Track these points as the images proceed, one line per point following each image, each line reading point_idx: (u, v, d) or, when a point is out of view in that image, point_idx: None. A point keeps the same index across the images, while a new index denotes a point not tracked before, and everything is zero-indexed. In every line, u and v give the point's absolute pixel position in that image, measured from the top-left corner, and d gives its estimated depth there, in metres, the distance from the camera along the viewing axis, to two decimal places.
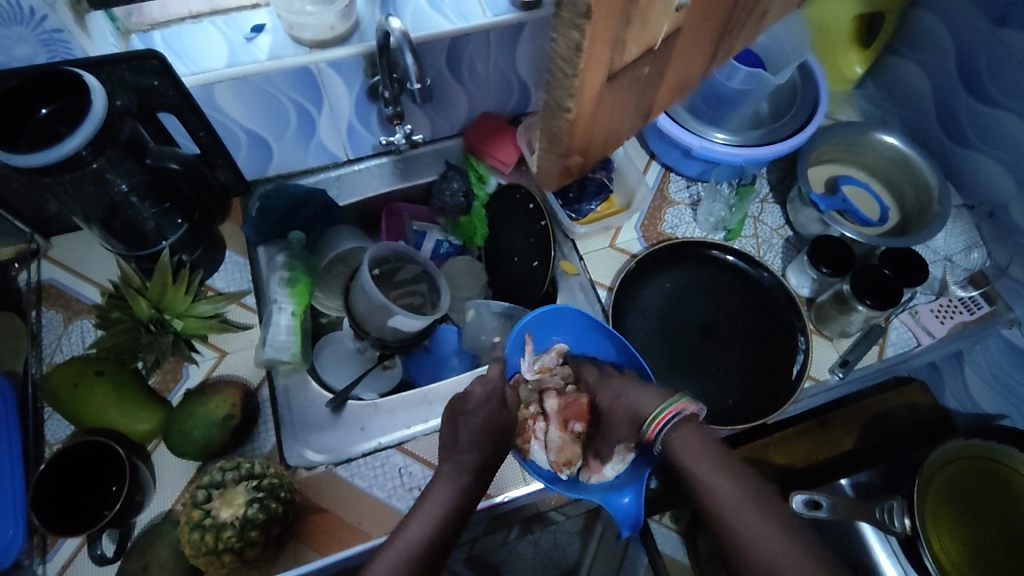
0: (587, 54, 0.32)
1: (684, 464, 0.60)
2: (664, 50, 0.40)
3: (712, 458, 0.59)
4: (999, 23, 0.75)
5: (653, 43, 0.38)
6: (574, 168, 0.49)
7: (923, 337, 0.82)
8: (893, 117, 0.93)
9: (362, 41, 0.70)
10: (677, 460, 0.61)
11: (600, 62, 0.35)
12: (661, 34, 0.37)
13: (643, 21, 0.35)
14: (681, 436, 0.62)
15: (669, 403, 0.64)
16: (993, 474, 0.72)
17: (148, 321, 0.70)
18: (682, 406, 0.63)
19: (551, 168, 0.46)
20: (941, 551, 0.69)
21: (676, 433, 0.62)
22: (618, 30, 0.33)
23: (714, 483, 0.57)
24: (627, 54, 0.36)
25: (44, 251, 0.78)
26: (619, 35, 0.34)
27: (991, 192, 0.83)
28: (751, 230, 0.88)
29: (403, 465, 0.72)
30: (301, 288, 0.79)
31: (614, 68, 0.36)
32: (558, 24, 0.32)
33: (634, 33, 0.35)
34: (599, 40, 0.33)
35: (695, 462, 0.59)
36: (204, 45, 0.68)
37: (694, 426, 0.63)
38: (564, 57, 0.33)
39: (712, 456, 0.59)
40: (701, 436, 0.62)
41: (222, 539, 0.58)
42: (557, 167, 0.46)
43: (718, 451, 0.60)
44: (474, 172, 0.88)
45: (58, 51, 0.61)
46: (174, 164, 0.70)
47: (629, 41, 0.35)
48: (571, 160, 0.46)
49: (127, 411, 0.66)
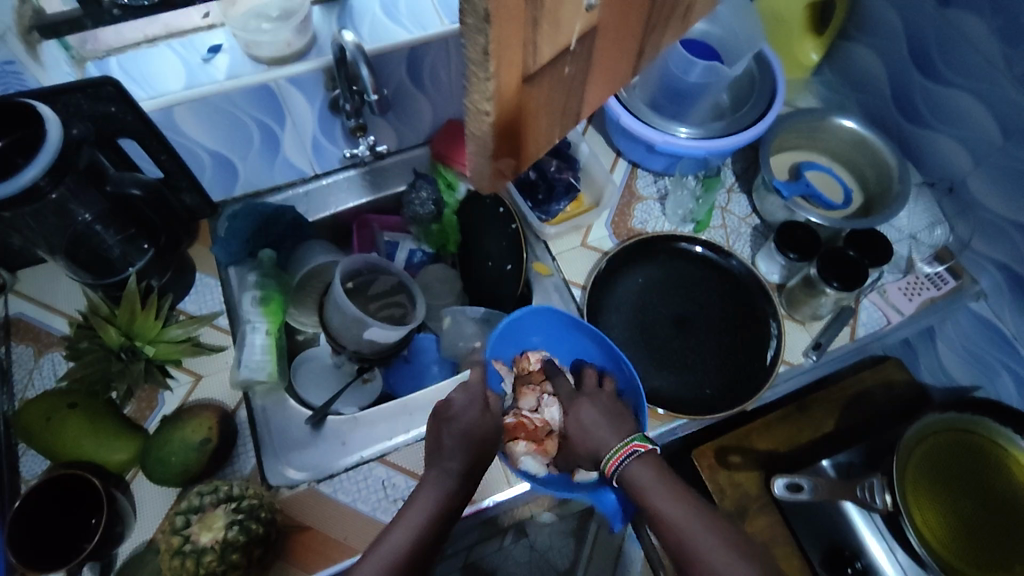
0: (496, 59, 0.30)
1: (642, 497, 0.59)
2: (584, 49, 0.36)
3: (672, 492, 0.58)
4: (944, 4, 0.77)
5: (569, 43, 0.34)
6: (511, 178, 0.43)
7: (893, 316, 0.83)
8: (851, 100, 0.94)
9: (320, 56, 0.70)
10: (635, 495, 0.59)
11: (513, 65, 0.32)
12: (577, 34, 0.34)
13: (555, 19, 0.31)
14: (638, 469, 0.60)
15: (628, 440, 0.63)
16: (969, 445, 0.73)
17: (119, 349, 0.69)
18: (639, 443, 0.62)
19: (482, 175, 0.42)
20: (924, 526, 0.70)
21: (634, 469, 0.60)
22: (527, 29, 0.30)
23: (684, 530, 0.56)
24: (542, 55, 0.33)
25: (10, 285, 0.77)
26: (530, 36, 0.31)
27: (950, 169, 0.84)
28: (720, 220, 0.89)
29: (386, 477, 0.71)
30: (274, 308, 0.79)
31: (530, 71, 0.33)
32: (463, 30, 0.29)
33: (546, 34, 0.32)
34: (509, 43, 0.30)
35: (654, 495, 0.58)
36: (161, 69, 0.68)
37: (649, 460, 0.61)
38: (476, 62, 0.31)
39: (668, 488, 0.58)
40: (655, 468, 0.60)
41: (203, 564, 0.57)
42: (490, 174, 0.41)
43: (675, 484, 0.59)
44: (443, 179, 0.87)
45: (11, 83, 0.62)
46: (136, 190, 0.72)
47: (542, 43, 0.32)
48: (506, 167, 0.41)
49: (101, 442, 0.66)
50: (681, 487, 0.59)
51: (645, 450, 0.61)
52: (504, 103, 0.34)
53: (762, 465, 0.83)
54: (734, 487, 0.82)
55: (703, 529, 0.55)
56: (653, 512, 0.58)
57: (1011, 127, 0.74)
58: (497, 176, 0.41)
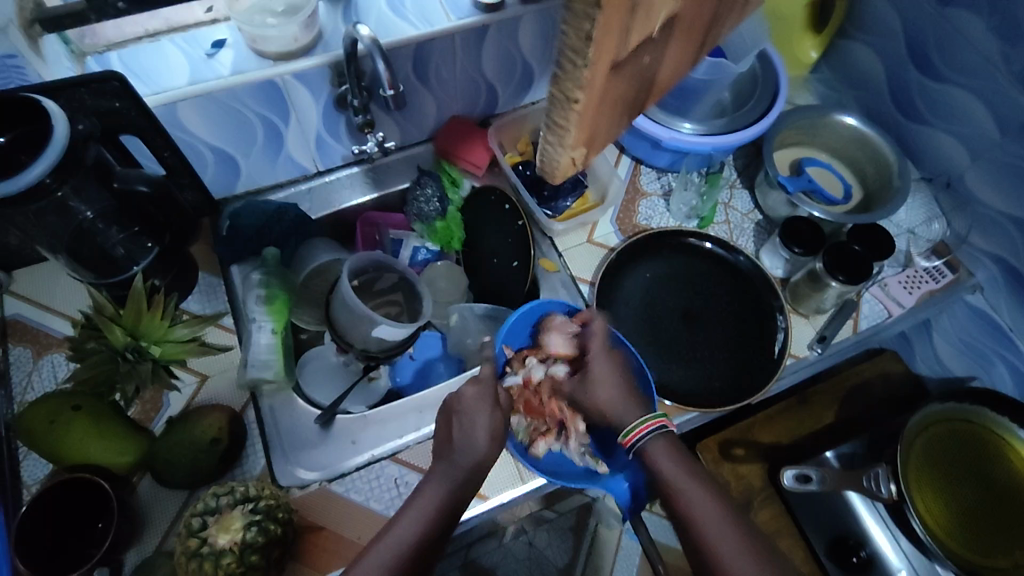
0: (598, 45, 0.30)
1: (659, 470, 0.61)
2: (663, 38, 0.37)
3: (689, 475, 0.60)
4: (943, 2, 0.78)
5: (654, 31, 0.35)
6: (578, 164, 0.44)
7: (894, 308, 0.84)
8: (849, 98, 0.96)
9: (327, 51, 0.70)
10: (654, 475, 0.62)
11: (608, 51, 0.32)
12: (661, 23, 0.35)
13: (647, 11, 0.32)
14: (656, 446, 0.62)
15: (652, 415, 0.64)
16: (968, 434, 0.75)
17: (124, 350, 0.67)
18: (657, 421, 0.64)
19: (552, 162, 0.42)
20: (929, 516, 0.71)
21: (653, 446, 0.63)
22: (625, 18, 0.31)
23: (696, 511, 0.58)
24: (630, 42, 0.33)
25: (6, 286, 0.75)
26: (626, 24, 0.31)
27: (947, 164, 0.86)
28: (723, 215, 0.89)
29: (399, 475, 0.71)
30: (279, 306, 0.77)
31: (620, 58, 0.34)
32: (568, 16, 0.30)
33: (638, 23, 0.32)
34: (610, 29, 0.30)
35: (672, 478, 0.60)
36: (164, 64, 0.66)
37: (670, 438, 0.64)
38: (575, 49, 0.31)
39: (684, 466, 0.61)
40: (675, 446, 0.63)
41: (222, 566, 0.56)
42: (562, 163, 0.42)
43: (689, 462, 0.62)
44: (447, 176, 0.88)
45: (11, 78, 0.60)
46: (143, 187, 0.68)
47: (633, 30, 0.33)
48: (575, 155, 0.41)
49: (109, 446, 0.64)
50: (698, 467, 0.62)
51: (664, 427, 0.63)
52: (593, 89, 0.34)
53: (766, 458, 0.84)
54: (738, 480, 0.83)
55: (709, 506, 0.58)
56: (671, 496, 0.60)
57: (1008, 124, 0.76)
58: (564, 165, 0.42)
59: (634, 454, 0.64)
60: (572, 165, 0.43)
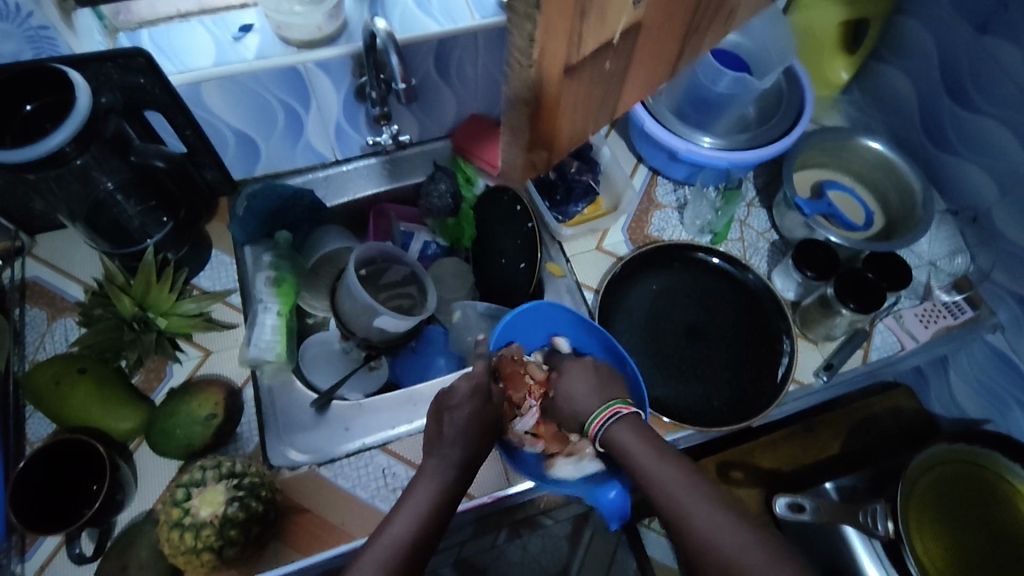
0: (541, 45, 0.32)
1: (628, 455, 0.61)
2: (624, 44, 0.39)
3: (657, 454, 0.60)
4: (981, 30, 0.76)
5: (613, 37, 0.37)
6: (540, 165, 0.48)
7: (907, 340, 0.82)
8: (877, 122, 0.94)
9: (350, 41, 0.70)
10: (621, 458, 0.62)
11: (556, 54, 0.34)
12: (619, 29, 0.37)
13: (600, 14, 0.34)
14: (621, 431, 0.63)
15: (610, 404, 0.65)
16: (978, 480, 0.73)
17: (132, 319, 0.70)
18: (620, 406, 0.65)
19: (513, 160, 0.46)
20: (927, 558, 0.69)
21: (617, 430, 0.63)
22: (575, 21, 0.33)
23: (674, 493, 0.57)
24: (585, 47, 0.36)
25: (29, 249, 0.78)
26: (576, 27, 0.34)
27: (975, 198, 0.83)
28: (737, 233, 0.88)
29: (386, 465, 0.71)
30: (287, 289, 0.79)
31: (574, 60, 0.36)
32: (513, 19, 0.31)
33: (591, 26, 0.35)
34: (556, 31, 0.32)
35: (638, 457, 0.60)
36: (192, 44, 0.68)
37: (633, 420, 0.64)
38: (519, 49, 0.32)
39: (653, 448, 0.60)
40: (637, 430, 0.63)
41: (201, 537, 0.58)
42: (520, 161, 0.45)
43: (657, 443, 0.62)
44: (462, 173, 0.88)
45: (44, 48, 0.61)
46: (160, 162, 0.70)
47: (586, 35, 0.35)
48: (535, 156, 0.44)
49: (110, 409, 0.66)
50: (665, 448, 0.61)
51: (627, 411, 0.64)
52: (547, 88, 0.37)
53: (763, 483, 0.82)
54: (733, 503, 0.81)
55: (683, 486, 0.58)
56: (639, 474, 0.60)
57: None
58: (528, 162, 0.44)
59: (601, 442, 0.65)
60: (535, 163, 0.46)
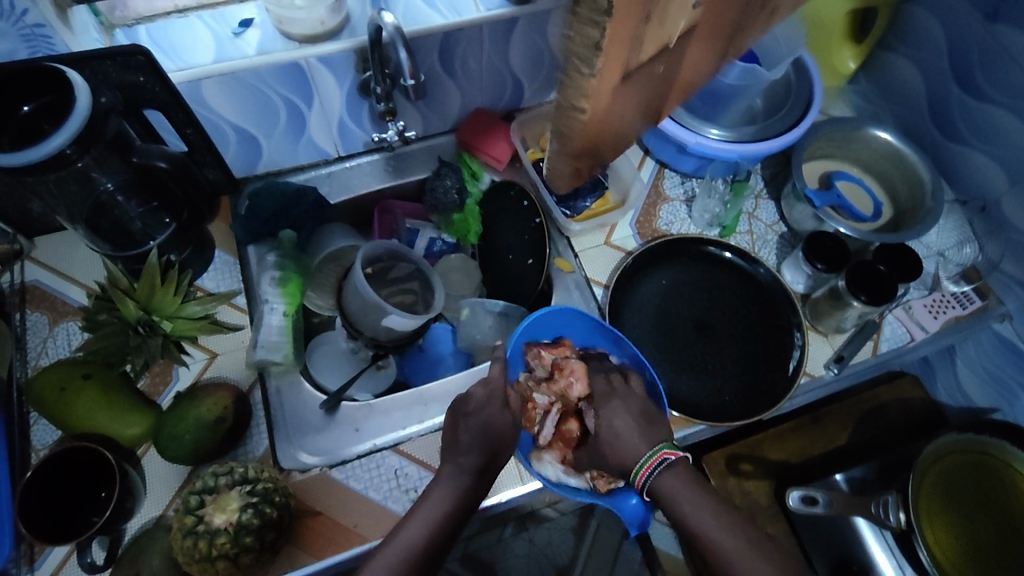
0: (605, 52, 0.32)
1: (677, 509, 0.60)
2: (678, 45, 0.40)
3: (707, 505, 0.60)
4: (992, 19, 0.75)
5: (669, 40, 0.38)
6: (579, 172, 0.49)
7: (916, 332, 0.82)
8: (886, 112, 0.93)
9: (352, 36, 0.69)
10: (670, 510, 0.61)
11: (618, 60, 0.35)
12: (677, 32, 0.38)
13: (660, 18, 0.35)
14: (669, 483, 0.61)
15: (658, 448, 0.62)
16: (990, 469, 0.72)
17: (137, 324, 0.67)
18: (670, 451, 0.62)
19: (557, 168, 0.46)
20: (937, 547, 0.70)
21: (666, 485, 0.61)
22: (637, 26, 0.33)
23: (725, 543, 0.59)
24: (643, 51, 0.36)
25: (27, 252, 0.76)
26: (637, 32, 0.34)
27: (984, 188, 0.83)
28: (746, 226, 0.87)
29: (398, 466, 0.71)
30: (292, 288, 0.78)
31: (632, 66, 0.37)
32: (576, 21, 0.31)
33: (651, 30, 0.35)
34: (619, 37, 0.33)
35: (692, 515, 0.59)
36: (190, 40, 0.66)
37: (681, 467, 0.62)
38: (580, 57, 0.33)
39: (704, 504, 0.60)
40: (686, 479, 0.61)
41: (216, 545, 0.57)
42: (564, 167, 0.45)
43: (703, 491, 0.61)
44: (468, 168, 0.87)
45: (39, 46, 0.59)
46: (162, 163, 0.68)
47: (646, 40, 0.36)
48: (578, 162, 0.45)
49: (113, 416, 0.65)
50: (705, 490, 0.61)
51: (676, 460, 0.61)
52: (602, 97, 0.37)
53: (772, 476, 0.82)
54: (743, 496, 0.81)
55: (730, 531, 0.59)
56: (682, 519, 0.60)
57: None
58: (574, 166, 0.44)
59: (646, 491, 0.62)
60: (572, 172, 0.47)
